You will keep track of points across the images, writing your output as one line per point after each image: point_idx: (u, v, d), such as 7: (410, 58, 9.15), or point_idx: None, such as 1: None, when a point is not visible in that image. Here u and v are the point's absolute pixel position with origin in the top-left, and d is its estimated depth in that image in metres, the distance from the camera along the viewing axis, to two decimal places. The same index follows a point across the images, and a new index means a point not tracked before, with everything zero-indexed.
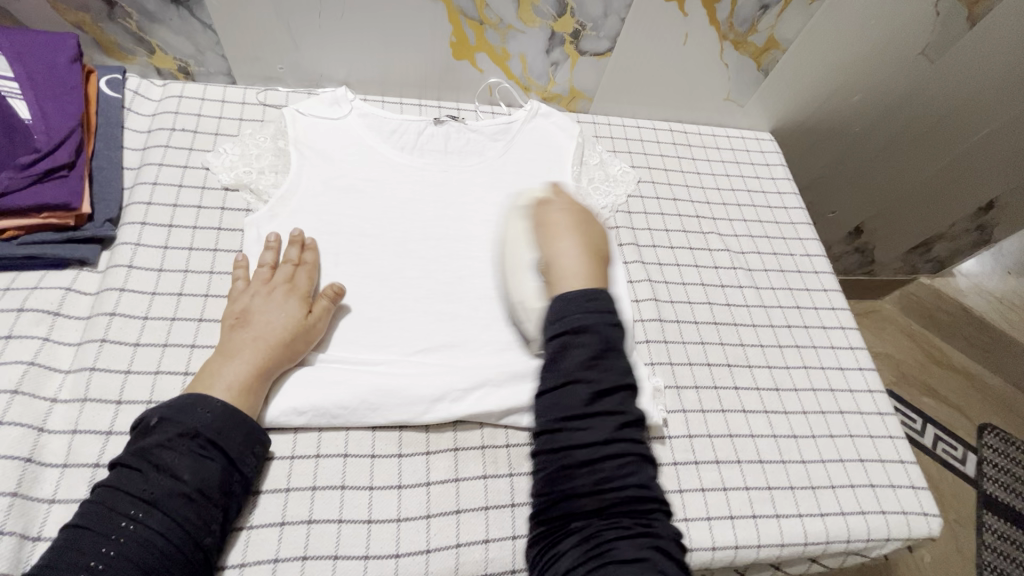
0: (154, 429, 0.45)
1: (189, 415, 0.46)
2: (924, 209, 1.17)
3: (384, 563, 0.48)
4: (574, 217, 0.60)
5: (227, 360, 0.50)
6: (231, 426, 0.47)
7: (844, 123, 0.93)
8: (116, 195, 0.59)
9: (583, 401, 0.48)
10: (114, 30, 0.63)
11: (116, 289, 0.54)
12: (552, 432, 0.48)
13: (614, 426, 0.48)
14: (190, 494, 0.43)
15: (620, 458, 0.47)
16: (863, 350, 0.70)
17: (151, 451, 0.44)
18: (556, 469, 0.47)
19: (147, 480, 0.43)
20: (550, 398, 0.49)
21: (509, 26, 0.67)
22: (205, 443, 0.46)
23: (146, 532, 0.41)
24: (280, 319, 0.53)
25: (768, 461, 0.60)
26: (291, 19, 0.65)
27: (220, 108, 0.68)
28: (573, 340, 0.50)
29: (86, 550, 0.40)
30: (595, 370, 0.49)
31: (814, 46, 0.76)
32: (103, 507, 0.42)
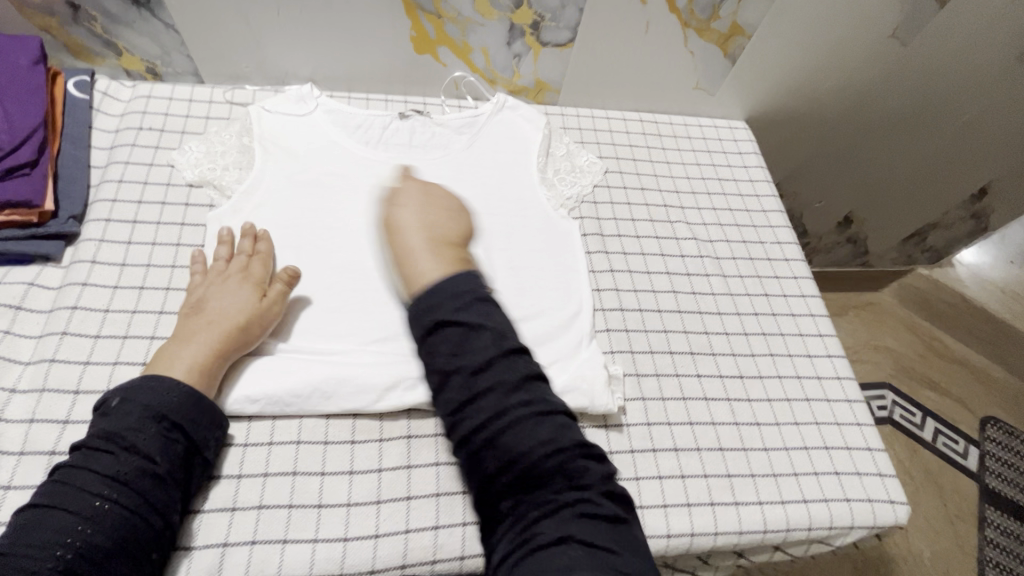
0: (121, 412, 0.46)
1: (156, 398, 0.47)
2: (915, 197, 1.15)
3: (333, 546, 0.49)
4: (399, 214, 0.60)
5: (184, 344, 0.51)
6: (197, 410, 0.48)
7: (821, 111, 0.92)
8: (82, 192, 0.61)
9: (463, 388, 0.48)
10: (81, 33, 0.65)
11: (78, 284, 0.56)
12: (448, 425, 0.49)
13: (499, 398, 0.47)
14: (158, 476, 0.45)
15: (514, 429, 0.47)
16: (833, 337, 0.69)
17: (119, 433, 0.45)
18: (469, 463, 0.47)
19: (117, 462, 0.44)
20: (443, 395, 0.49)
21: (467, 19, 0.68)
22: (173, 425, 0.47)
23: (117, 512, 0.43)
24: (236, 303, 0.54)
25: (728, 449, 0.60)
26: (252, 18, 0.66)
27: (187, 107, 0.70)
28: (439, 332, 0.50)
29: (54, 531, 0.41)
30: (460, 356, 0.49)
31: (781, 31, 0.75)
32: (71, 487, 0.43)
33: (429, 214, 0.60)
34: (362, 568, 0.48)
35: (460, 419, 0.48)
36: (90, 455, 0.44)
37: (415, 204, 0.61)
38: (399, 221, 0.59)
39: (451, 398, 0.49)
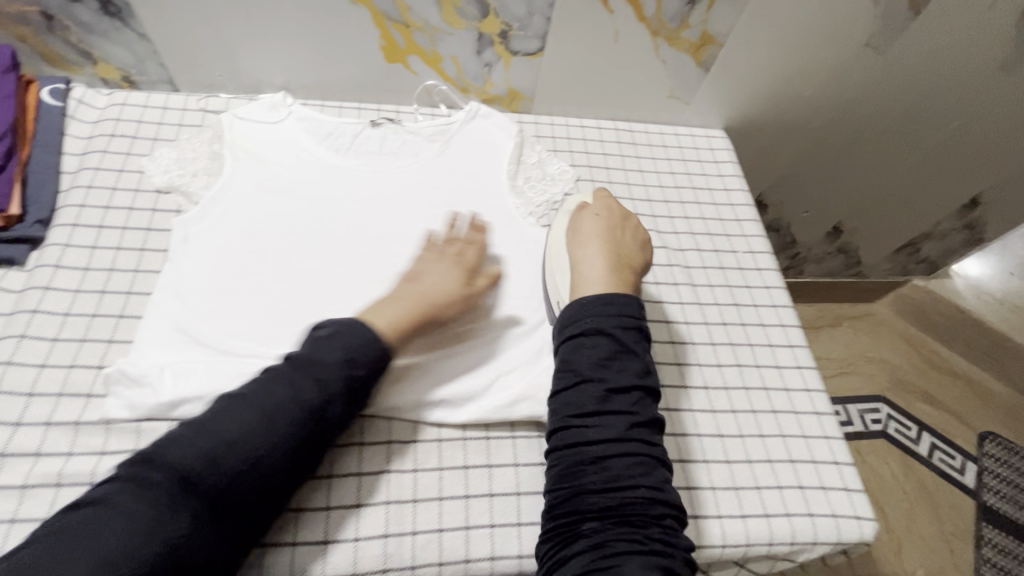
0: (328, 348, 0.51)
1: (364, 346, 0.52)
2: (905, 206, 1.13)
3: (280, 550, 0.49)
4: (587, 224, 0.64)
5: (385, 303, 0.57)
6: (378, 369, 0.53)
7: (801, 121, 0.91)
8: (50, 197, 0.62)
9: (595, 400, 0.51)
10: (56, 43, 0.66)
11: (41, 288, 0.57)
12: (563, 427, 0.51)
13: (625, 425, 0.50)
14: (329, 420, 0.50)
15: (630, 457, 0.49)
16: (802, 348, 0.68)
17: (318, 365, 0.50)
18: (570, 471, 0.49)
19: (315, 396, 0.49)
20: (567, 398, 0.52)
21: (435, 28, 0.68)
22: (359, 379, 0.51)
23: (283, 447, 0.47)
24: (451, 281, 0.60)
25: (690, 461, 0.59)
26: (222, 28, 0.67)
27: (161, 115, 0.71)
28: (588, 342, 0.54)
29: (234, 445, 0.45)
30: (607, 369, 0.53)
31: (753, 40, 0.75)
32: (264, 403, 0.48)
33: (617, 231, 0.64)
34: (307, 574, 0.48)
35: (580, 428, 0.51)
36: (290, 377, 0.50)
37: (599, 218, 0.65)
38: (584, 231, 0.64)
39: (577, 403, 0.52)
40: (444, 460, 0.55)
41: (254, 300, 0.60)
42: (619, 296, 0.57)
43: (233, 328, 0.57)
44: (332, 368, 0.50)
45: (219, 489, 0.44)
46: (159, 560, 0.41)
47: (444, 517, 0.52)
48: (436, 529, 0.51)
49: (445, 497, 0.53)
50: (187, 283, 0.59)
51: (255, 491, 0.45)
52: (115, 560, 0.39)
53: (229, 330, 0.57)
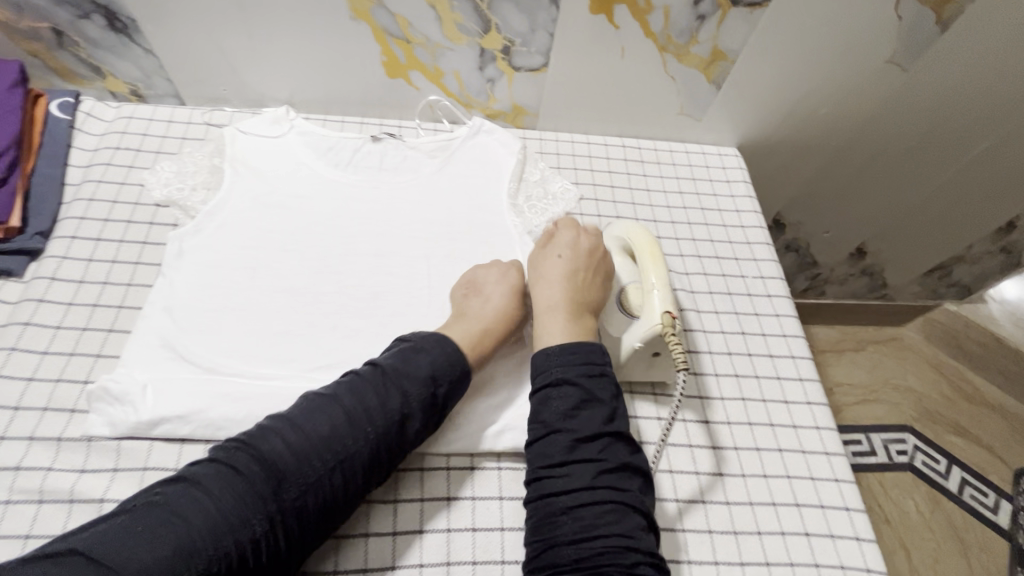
0: (420, 360, 0.51)
1: (452, 363, 0.52)
2: (933, 228, 1.07)
3: None
4: (540, 267, 0.60)
5: (461, 323, 0.56)
6: (459, 389, 0.52)
7: (820, 140, 0.87)
8: (51, 210, 0.63)
9: (562, 449, 0.48)
10: (67, 58, 0.68)
11: (35, 300, 0.57)
12: (534, 477, 0.48)
13: (594, 473, 0.46)
14: (411, 433, 0.49)
15: (600, 507, 0.45)
16: (814, 382, 0.64)
17: (404, 380, 0.50)
18: (543, 523, 0.46)
19: (399, 407, 0.48)
20: (537, 447, 0.49)
21: (436, 43, 0.67)
22: (440, 397, 0.51)
23: (364, 456, 0.47)
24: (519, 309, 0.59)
25: (686, 501, 0.55)
26: (224, 44, 0.67)
27: (165, 128, 0.71)
28: (553, 392, 0.50)
29: (321, 447, 0.45)
30: (575, 419, 0.49)
31: (767, 56, 0.72)
32: (349, 411, 0.47)
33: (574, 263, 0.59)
34: None
35: (548, 476, 0.47)
36: (377, 385, 0.49)
37: (558, 254, 0.60)
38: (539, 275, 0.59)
39: (547, 452, 0.48)
40: (426, 490, 0.53)
41: (243, 316, 0.59)
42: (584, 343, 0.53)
43: (218, 344, 0.57)
44: (418, 379, 0.50)
45: (299, 491, 0.44)
46: (235, 553, 0.40)
47: (424, 553, 0.49)
48: (416, 565, 0.49)
49: (426, 530, 0.51)
50: (178, 297, 0.59)
51: (331, 498, 0.45)
52: (197, 547, 0.39)
53: (215, 346, 0.57)
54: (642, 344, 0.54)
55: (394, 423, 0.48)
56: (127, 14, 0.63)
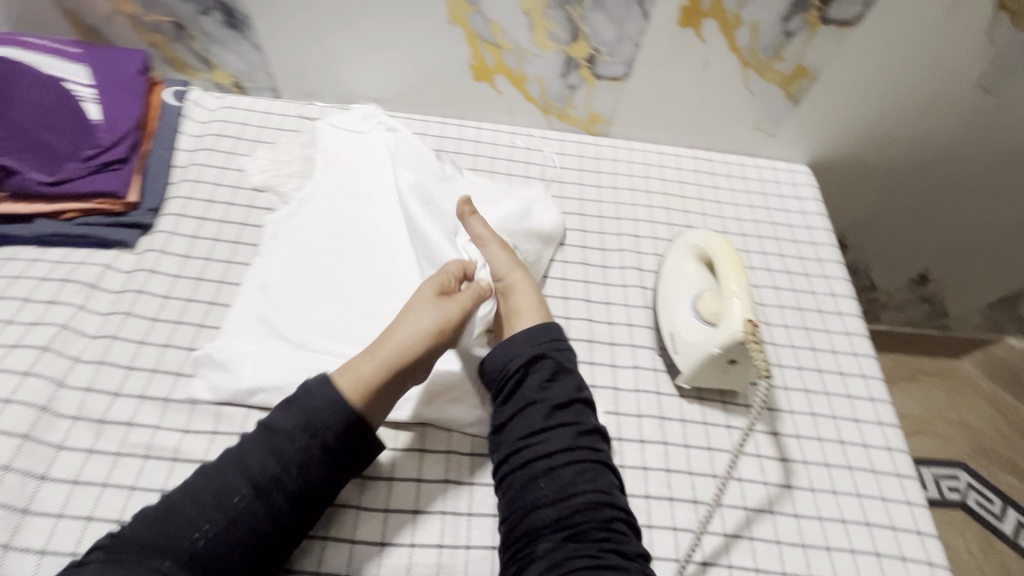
0: (285, 413, 0.49)
1: (321, 412, 0.49)
2: (998, 257, 1.05)
3: (339, 546, 0.49)
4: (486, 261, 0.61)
5: (369, 358, 0.52)
6: (349, 439, 0.49)
7: (892, 162, 0.86)
8: (161, 189, 0.67)
9: (541, 417, 0.52)
10: (182, 50, 0.73)
11: (146, 270, 0.61)
12: (511, 449, 0.51)
13: (571, 436, 0.51)
14: (289, 491, 0.47)
15: (577, 468, 0.50)
16: (885, 403, 0.63)
17: (273, 437, 0.48)
18: (522, 491, 0.49)
19: (267, 465, 0.47)
20: (514, 420, 0.52)
21: (524, 49, 0.70)
22: (319, 445, 0.48)
23: (250, 512, 0.45)
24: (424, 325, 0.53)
25: (754, 510, 0.55)
26: (327, 42, 0.71)
27: (263, 119, 0.76)
28: (525, 366, 0.54)
29: (207, 509, 0.45)
30: (548, 389, 0.53)
31: (851, 74, 0.72)
32: (226, 472, 0.46)
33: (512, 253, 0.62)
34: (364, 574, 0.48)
35: (527, 445, 0.51)
36: (248, 445, 0.48)
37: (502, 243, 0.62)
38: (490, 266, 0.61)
39: (523, 423, 0.52)
40: None
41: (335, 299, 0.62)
42: (553, 324, 0.58)
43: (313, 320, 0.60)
44: (291, 432, 0.48)
45: (186, 558, 0.43)
46: None
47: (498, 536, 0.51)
48: (490, 547, 0.51)
49: None
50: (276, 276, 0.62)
51: (228, 562, 0.44)
52: None
53: (312, 323, 0.60)
54: (721, 350, 0.54)
55: (266, 483, 0.46)
56: (245, 11, 0.68)
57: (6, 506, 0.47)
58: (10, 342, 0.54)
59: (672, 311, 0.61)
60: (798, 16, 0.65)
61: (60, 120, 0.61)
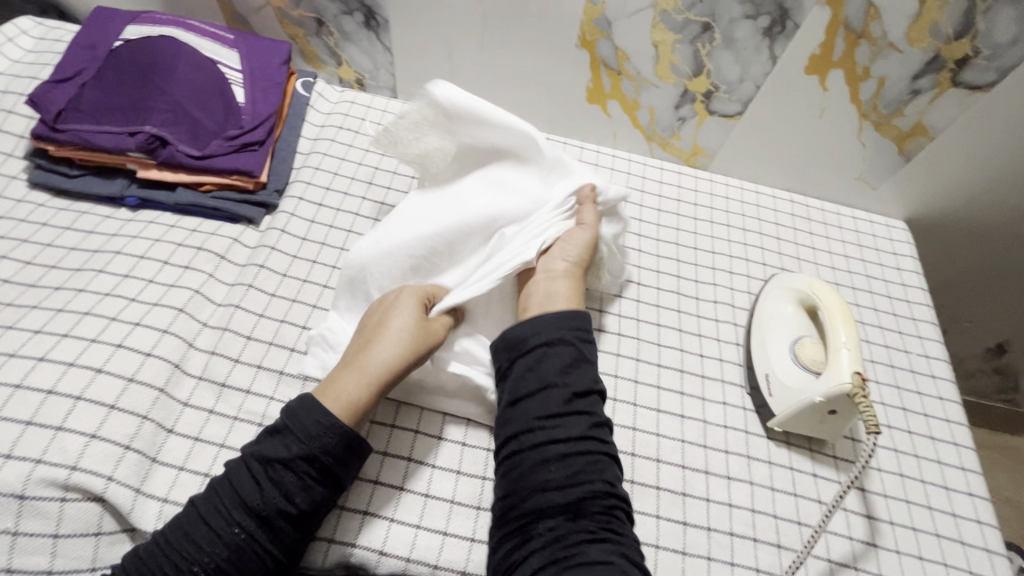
0: (277, 442, 0.46)
1: (315, 437, 0.46)
2: None
3: (432, 536, 0.50)
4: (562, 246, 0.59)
5: (350, 372, 0.50)
6: (349, 454, 0.47)
7: (999, 228, 0.83)
8: (287, 171, 0.70)
9: (560, 401, 0.49)
10: (317, 43, 0.78)
11: (268, 247, 0.64)
12: (525, 427, 0.49)
13: (588, 424, 0.49)
14: (292, 516, 0.45)
15: (589, 455, 0.47)
16: (977, 474, 0.62)
17: (269, 465, 0.45)
18: (529, 472, 0.47)
19: (267, 494, 0.45)
20: (531, 400, 0.50)
21: (644, 79, 0.72)
22: (319, 468, 0.46)
23: (255, 541, 0.44)
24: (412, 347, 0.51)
25: (837, 563, 0.54)
26: (454, 50, 0.75)
27: (380, 115, 0.79)
28: (551, 350, 0.52)
29: (210, 536, 0.44)
30: (569, 375, 0.50)
31: (968, 136, 0.70)
32: (225, 499, 0.45)
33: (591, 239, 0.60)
34: (455, 567, 0.49)
35: (540, 423, 0.48)
36: (242, 473, 0.45)
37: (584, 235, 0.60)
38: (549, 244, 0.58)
39: (541, 405, 0.49)
40: None
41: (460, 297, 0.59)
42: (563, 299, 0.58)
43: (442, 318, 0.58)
44: (287, 460, 0.45)
45: None
46: None
47: None
48: None
49: None
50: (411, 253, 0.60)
51: None
52: None
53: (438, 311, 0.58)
54: (824, 399, 0.54)
55: (267, 511, 0.44)
56: (385, 15, 0.72)
57: (140, 452, 0.49)
58: (150, 300, 0.57)
59: (768, 352, 0.61)
60: (929, 75, 0.65)
61: (211, 100, 0.65)
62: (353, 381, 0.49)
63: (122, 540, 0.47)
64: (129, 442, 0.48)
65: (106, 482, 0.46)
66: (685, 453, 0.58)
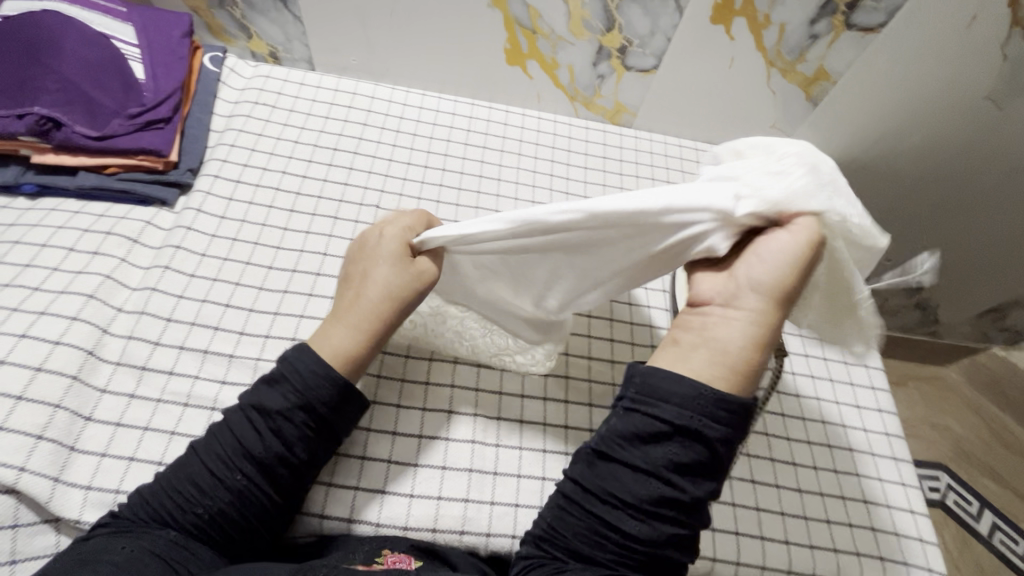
0: (275, 390, 0.45)
1: (312, 389, 0.45)
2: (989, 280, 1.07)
3: (371, 495, 0.51)
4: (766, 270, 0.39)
5: (339, 326, 0.47)
6: (344, 405, 0.47)
7: (904, 166, 0.88)
8: (200, 150, 0.68)
9: (649, 494, 0.38)
10: (223, 16, 0.75)
11: (184, 228, 0.62)
12: (598, 491, 0.40)
13: (671, 535, 0.38)
14: (294, 462, 0.45)
15: (652, 558, 0.39)
16: (885, 392, 0.67)
17: (270, 413, 0.45)
18: (579, 535, 0.40)
19: (267, 443, 0.44)
20: (620, 474, 0.39)
21: (559, 37, 0.72)
22: (317, 419, 0.45)
23: (254, 485, 0.44)
24: (387, 302, 0.47)
25: (761, 483, 0.58)
26: (366, 17, 0.73)
27: (297, 89, 0.77)
28: (673, 433, 0.38)
29: (213, 477, 0.44)
30: (677, 475, 0.38)
31: (867, 79, 0.75)
32: (226, 445, 0.45)
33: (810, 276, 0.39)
34: (396, 523, 0.50)
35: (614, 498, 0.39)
36: (244, 418, 0.45)
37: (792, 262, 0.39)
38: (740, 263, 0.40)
39: (628, 488, 0.39)
40: (524, 440, 0.56)
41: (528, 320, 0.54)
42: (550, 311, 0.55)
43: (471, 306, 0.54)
44: (286, 410, 0.45)
45: (198, 519, 0.43)
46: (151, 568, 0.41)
47: (520, 494, 0.53)
48: (512, 504, 0.52)
49: (522, 475, 0.54)
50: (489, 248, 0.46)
51: (242, 524, 0.44)
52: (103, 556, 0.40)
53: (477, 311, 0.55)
54: None
55: (267, 459, 0.44)
56: None
57: (56, 441, 0.47)
58: (56, 289, 0.55)
59: None
60: (824, 20, 0.68)
61: (107, 77, 0.63)
62: (342, 335, 0.47)
63: (45, 531, 0.46)
64: (43, 432, 0.47)
65: (18, 473, 0.45)
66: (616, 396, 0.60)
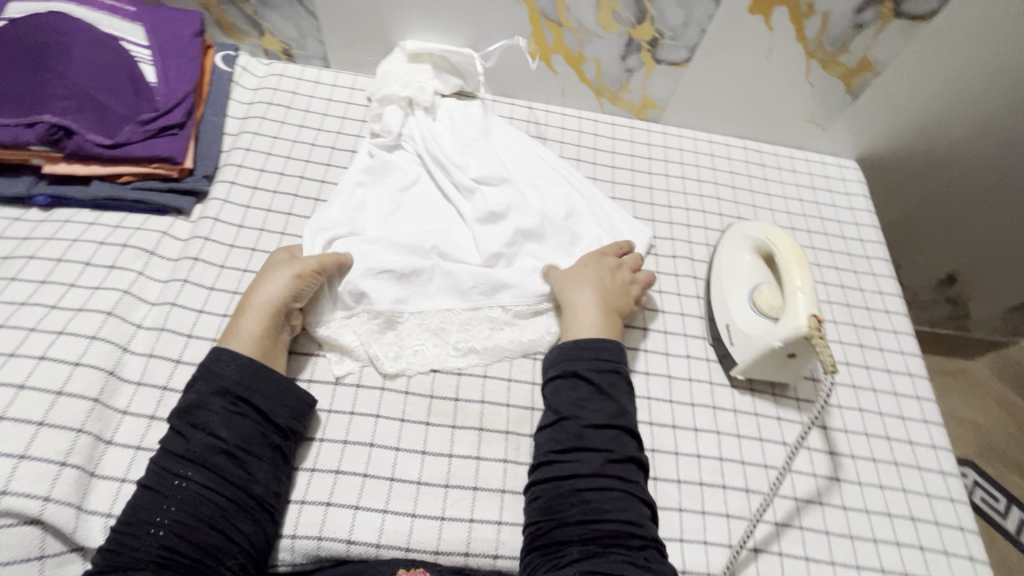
0: (188, 393, 0.48)
1: (219, 372, 0.48)
2: None
3: (400, 519, 0.49)
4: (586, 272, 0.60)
5: (237, 320, 0.52)
6: (260, 380, 0.49)
7: (947, 159, 0.83)
8: (215, 155, 0.65)
9: (572, 434, 0.49)
10: (234, 12, 0.72)
11: (202, 238, 0.59)
12: (543, 514, 0.46)
13: (603, 459, 0.48)
14: (226, 448, 0.46)
15: (607, 491, 0.47)
16: (930, 402, 0.64)
17: (190, 412, 0.47)
18: (553, 503, 0.47)
19: (193, 438, 0.46)
20: (549, 432, 0.50)
21: (587, 29, 0.69)
22: (236, 399, 0.48)
23: (199, 485, 0.45)
24: (283, 282, 0.53)
25: (804, 500, 0.56)
26: (384, 12, 0.70)
27: (313, 88, 0.74)
28: (564, 382, 0.52)
29: (156, 499, 0.44)
30: (584, 408, 0.50)
31: (914, 70, 0.70)
32: (159, 464, 0.45)
33: (631, 288, 0.60)
34: (427, 548, 0.48)
35: (555, 513, 0.46)
36: (168, 434, 0.47)
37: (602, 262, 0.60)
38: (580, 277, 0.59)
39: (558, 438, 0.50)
40: None
41: (434, 245, 0.61)
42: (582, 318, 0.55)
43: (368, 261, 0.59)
44: (203, 401, 0.47)
45: (158, 547, 0.42)
46: None
47: None
48: None
49: None
50: (396, 182, 0.66)
51: (203, 535, 0.43)
52: None
53: (357, 254, 0.59)
54: (783, 344, 0.54)
55: (199, 453, 0.46)
56: None
57: (79, 467, 0.46)
58: (74, 306, 0.53)
59: (727, 302, 0.61)
60: (871, 7, 0.65)
61: (117, 81, 0.60)
62: (241, 323, 0.51)
63: (71, 560, 0.45)
64: (66, 458, 0.45)
65: (43, 503, 0.43)
66: (652, 410, 0.58)
